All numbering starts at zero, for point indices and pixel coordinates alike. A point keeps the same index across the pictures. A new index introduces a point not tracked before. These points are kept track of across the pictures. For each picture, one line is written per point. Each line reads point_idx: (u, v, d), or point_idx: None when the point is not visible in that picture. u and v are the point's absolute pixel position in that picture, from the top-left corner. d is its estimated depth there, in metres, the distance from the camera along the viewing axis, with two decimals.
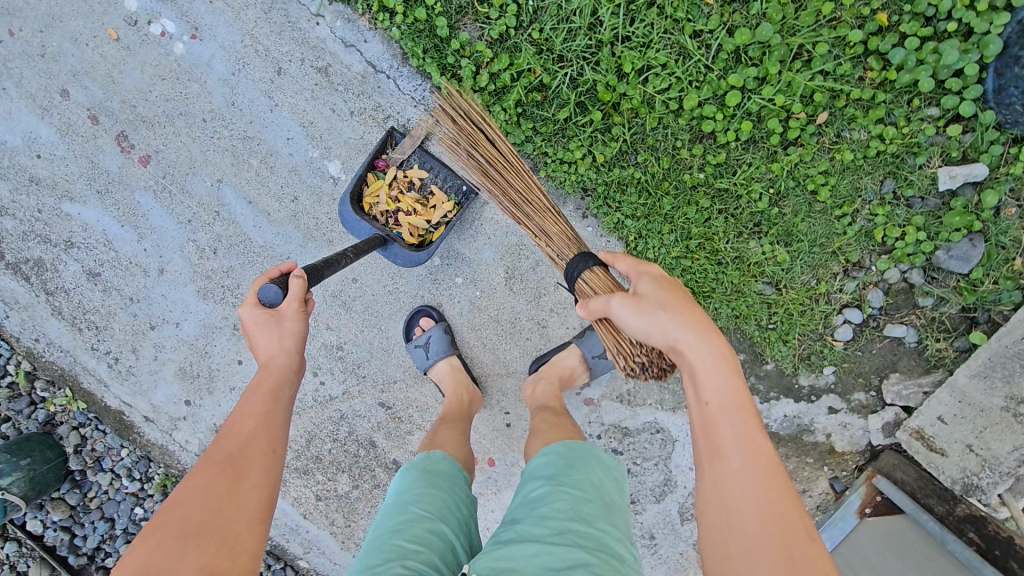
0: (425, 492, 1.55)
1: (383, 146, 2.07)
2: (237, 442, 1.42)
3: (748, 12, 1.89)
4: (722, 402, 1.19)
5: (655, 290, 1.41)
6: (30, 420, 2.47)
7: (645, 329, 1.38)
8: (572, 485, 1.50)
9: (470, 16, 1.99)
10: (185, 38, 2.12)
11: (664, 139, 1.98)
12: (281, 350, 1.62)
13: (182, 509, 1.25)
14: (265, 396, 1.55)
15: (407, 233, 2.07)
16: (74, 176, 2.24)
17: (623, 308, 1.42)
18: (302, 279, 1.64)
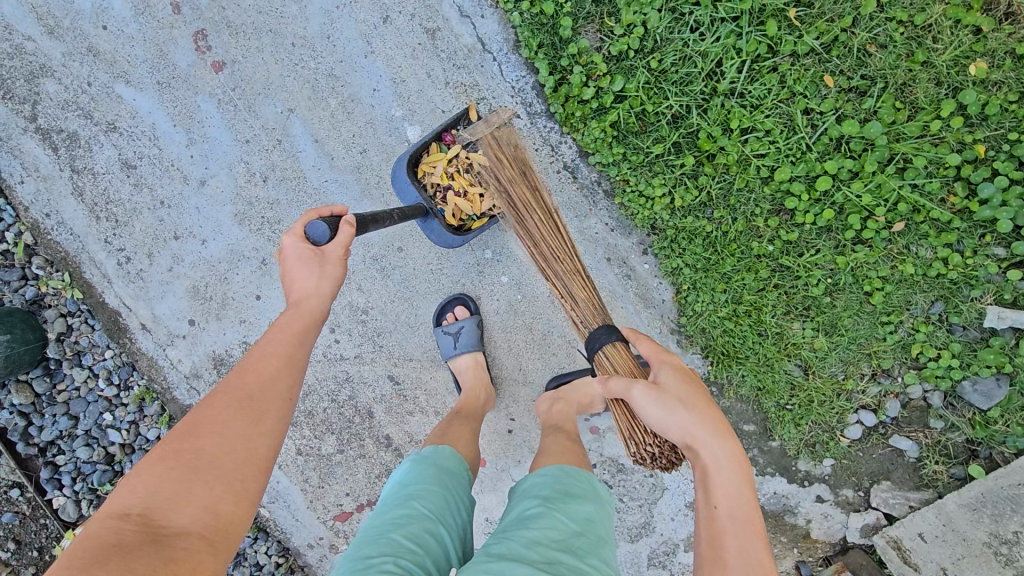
0: (431, 490, 1.48)
1: (456, 121, 1.97)
2: (259, 379, 1.22)
3: (861, 106, 1.90)
4: (732, 483, 1.28)
5: (678, 386, 1.41)
6: (17, 294, 2.33)
7: (664, 422, 1.37)
8: (567, 513, 1.41)
9: (595, 25, 1.93)
10: None
11: (745, 203, 1.98)
12: (317, 293, 1.38)
13: (192, 442, 1.11)
14: (293, 336, 1.33)
15: (449, 213, 1.97)
16: (137, 60, 2.09)
17: (646, 401, 1.39)
18: (353, 227, 1.45)
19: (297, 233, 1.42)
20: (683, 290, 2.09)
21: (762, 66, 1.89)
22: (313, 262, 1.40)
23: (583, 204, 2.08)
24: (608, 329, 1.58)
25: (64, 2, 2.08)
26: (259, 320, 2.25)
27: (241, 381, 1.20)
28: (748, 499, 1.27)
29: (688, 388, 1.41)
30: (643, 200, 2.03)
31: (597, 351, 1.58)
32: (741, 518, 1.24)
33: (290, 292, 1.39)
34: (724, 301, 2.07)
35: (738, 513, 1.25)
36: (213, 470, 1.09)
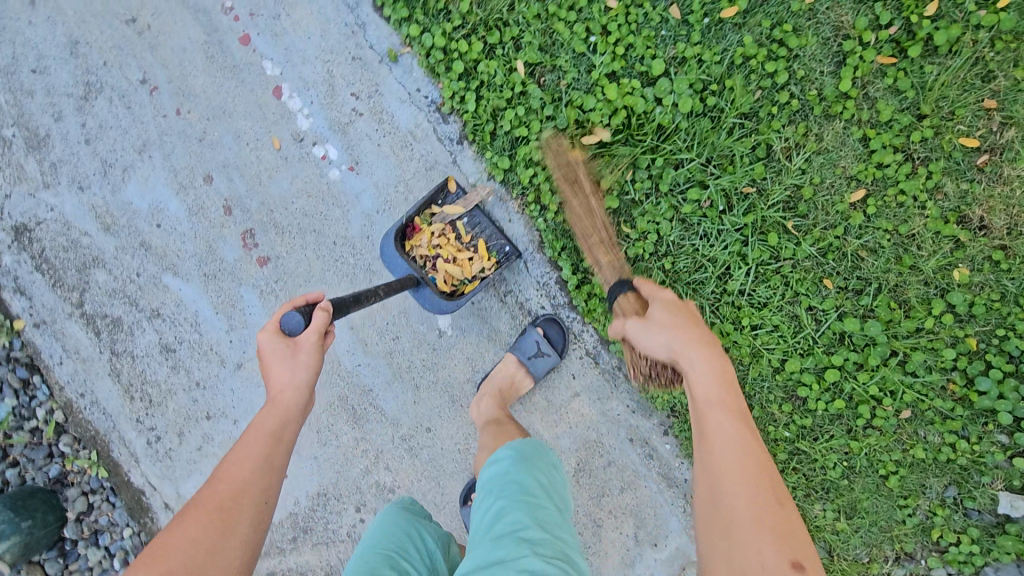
0: (398, 538, 1.52)
1: (436, 195, 2.12)
2: (229, 488, 1.21)
3: (859, 303, 2.07)
4: (726, 428, 1.16)
5: (664, 312, 1.45)
6: (40, 472, 2.32)
7: (653, 343, 1.42)
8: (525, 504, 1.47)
9: (612, 231, 2.12)
10: (343, 167, 2.20)
11: (759, 390, 2.08)
12: (292, 385, 1.38)
13: (163, 564, 1.08)
14: (269, 436, 1.32)
15: (441, 280, 2.11)
16: (186, 254, 2.24)
17: (637, 329, 1.48)
18: (327, 312, 1.44)
19: (273, 328, 1.42)
20: None
21: (767, 269, 2.07)
22: (289, 355, 1.41)
23: (604, 387, 2.18)
24: (620, 282, 1.82)
25: (122, 203, 2.26)
26: (285, 498, 2.26)
27: (212, 493, 1.19)
28: (741, 425, 1.17)
29: (672, 312, 1.45)
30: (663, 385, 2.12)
31: (616, 301, 1.80)
32: (724, 426, 1.17)
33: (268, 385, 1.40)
34: None
35: (723, 413, 1.20)
36: None
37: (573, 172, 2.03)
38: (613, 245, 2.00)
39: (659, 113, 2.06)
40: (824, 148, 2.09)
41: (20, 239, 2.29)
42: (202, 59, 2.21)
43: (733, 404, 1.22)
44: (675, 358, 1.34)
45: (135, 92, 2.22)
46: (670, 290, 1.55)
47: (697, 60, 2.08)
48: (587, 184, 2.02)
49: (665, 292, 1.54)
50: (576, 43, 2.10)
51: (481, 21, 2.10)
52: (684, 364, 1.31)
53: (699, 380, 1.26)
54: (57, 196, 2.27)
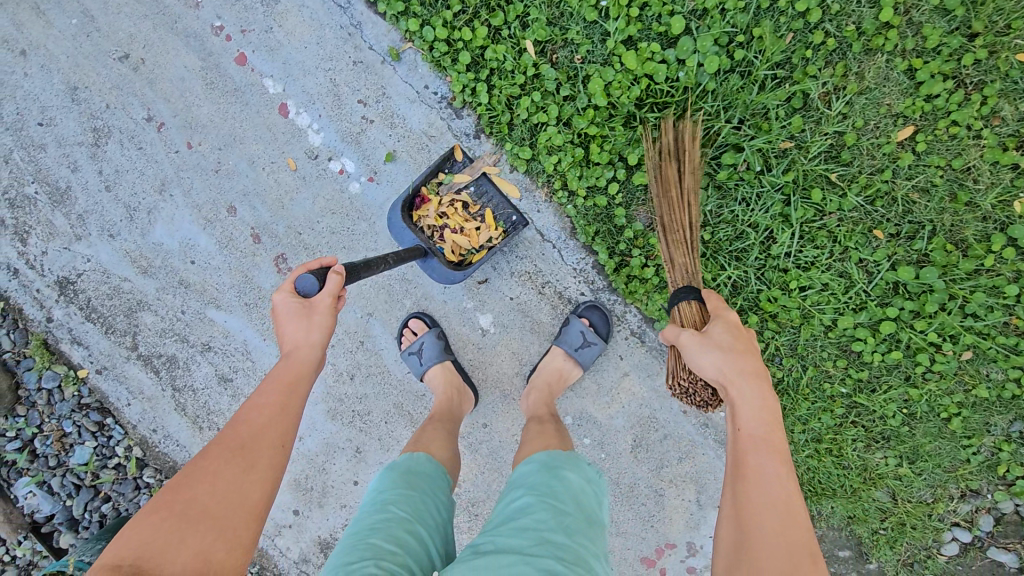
0: (405, 493, 1.63)
1: (443, 164, 2.06)
2: (252, 428, 1.26)
3: (914, 249, 1.97)
4: (767, 456, 1.25)
5: (723, 334, 1.49)
6: (132, 503, 2.48)
7: (702, 362, 1.47)
8: (553, 497, 1.55)
9: (645, 206, 2.05)
10: (362, 178, 2.15)
11: (812, 350, 2.03)
12: (306, 343, 1.41)
13: (184, 492, 1.14)
14: (284, 386, 1.37)
15: (448, 250, 2.05)
16: (224, 286, 2.27)
17: (689, 340, 1.52)
18: (340, 275, 1.45)
19: (288, 289, 1.44)
20: None
21: (812, 228, 1.98)
22: (301, 314, 1.43)
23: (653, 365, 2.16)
24: (687, 288, 1.75)
25: (153, 245, 2.28)
26: (358, 503, 2.35)
27: (235, 433, 1.25)
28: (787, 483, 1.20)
29: (732, 337, 1.49)
30: None
31: (676, 305, 1.76)
32: (764, 443, 1.27)
33: (283, 342, 1.43)
34: (805, 441, 2.09)
35: (768, 438, 1.29)
36: (206, 519, 1.12)
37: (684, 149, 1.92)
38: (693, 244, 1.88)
39: (682, 76, 1.94)
40: (866, 87, 1.94)
41: (65, 292, 2.35)
42: (202, 87, 2.16)
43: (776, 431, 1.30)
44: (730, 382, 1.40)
45: (144, 131, 2.20)
46: (733, 311, 1.59)
47: (719, 9, 1.92)
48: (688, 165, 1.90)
49: (727, 313, 1.57)
50: (586, 11, 1.96)
51: (483, 4, 1.98)
52: (738, 388, 1.38)
53: (751, 403, 1.34)
54: (91, 246, 2.30)
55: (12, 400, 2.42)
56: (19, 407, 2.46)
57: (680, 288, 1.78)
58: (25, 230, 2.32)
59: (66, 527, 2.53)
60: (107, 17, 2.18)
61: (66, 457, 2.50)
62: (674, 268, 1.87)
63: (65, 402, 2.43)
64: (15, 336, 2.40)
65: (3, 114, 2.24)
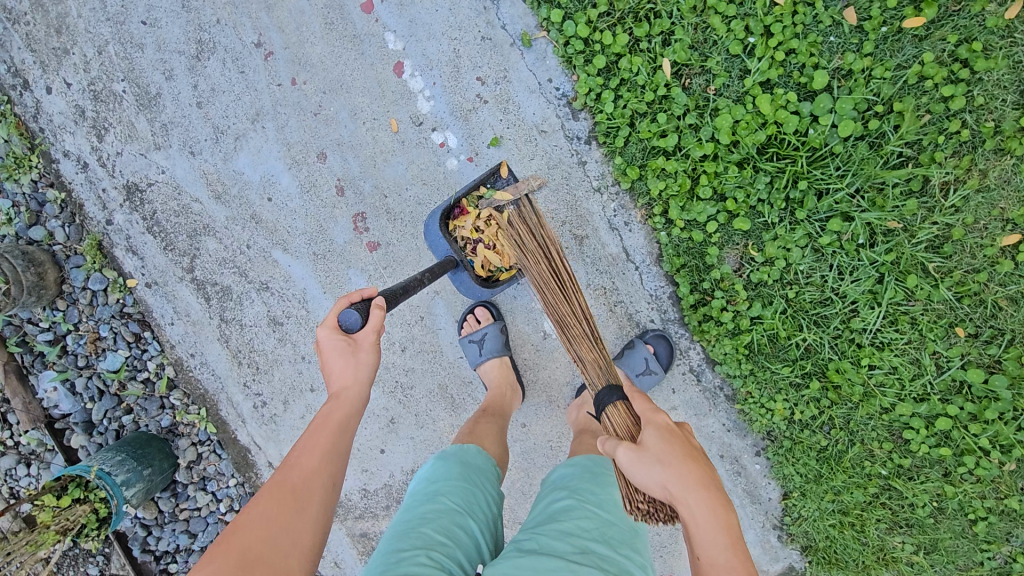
0: (455, 485, 1.61)
1: (487, 177, 1.95)
2: (302, 472, 1.23)
3: (987, 353, 1.98)
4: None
5: (659, 444, 1.37)
6: (153, 420, 2.47)
7: (647, 480, 1.35)
8: (596, 505, 1.53)
9: (738, 251, 2.03)
10: (462, 156, 2.10)
11: (862, 428, 2.06)
12: (355, 380, 1.40)
13: (238, 541, 1.10)
14: (335, 427, 1.35)
15: (479, 264, 1.96)
16: (296, 231, 2.23)
17: (627, 458, 1.39)
18: (382, 310, 1.47)
19: (331, 323, 1.42)
20: (791, 495, 2.17)
21: (897, 311, 1.98)
22: (348, 352, 1.42)
23: (703, 405, 2.16)
24: (609, 389, 1.60)
25: (233, 172, 2.22)
26: (380, 471, 2.36)
27: (284, 477, 1.22)
28: None
29: (668, 444, 1.37)
30: (765, 410, 2.10)
31: (603, 410, 1.60)
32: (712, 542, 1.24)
33: (331, 381, 1.41)
34: (831, 509, 2.14)
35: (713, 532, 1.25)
36: (262, 568, 1.07)
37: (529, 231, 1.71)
38: (596, 338, 1.72)
39: (812, 133, 1.90)
40: (986, 185, 1.92)
41: (131, 198, 2.29)
42: (321, 25, 2.08)
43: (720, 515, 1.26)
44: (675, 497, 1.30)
45: (249, 55, 2.12)
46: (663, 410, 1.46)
47: (865, 74, 1.88)
48: (520, 231, 1.70)
49: (657, 415, 1.45)
50: (731, 43, 1.91)
51: (631, 11, 1.92)
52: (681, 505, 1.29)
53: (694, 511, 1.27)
54: (168, 158, 2.24)
55: (55, 293, 2.37)
56: (60, 300, 2.42)
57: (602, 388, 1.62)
58: (103, 126, 2.24)
59: (81, 428, 2.51)
60: None
61: (96, 360, 2.47)
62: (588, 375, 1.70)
63: (107, 307, 2.39)
64: (70, 230, 2.35)
65: (107, 3, 2.16)
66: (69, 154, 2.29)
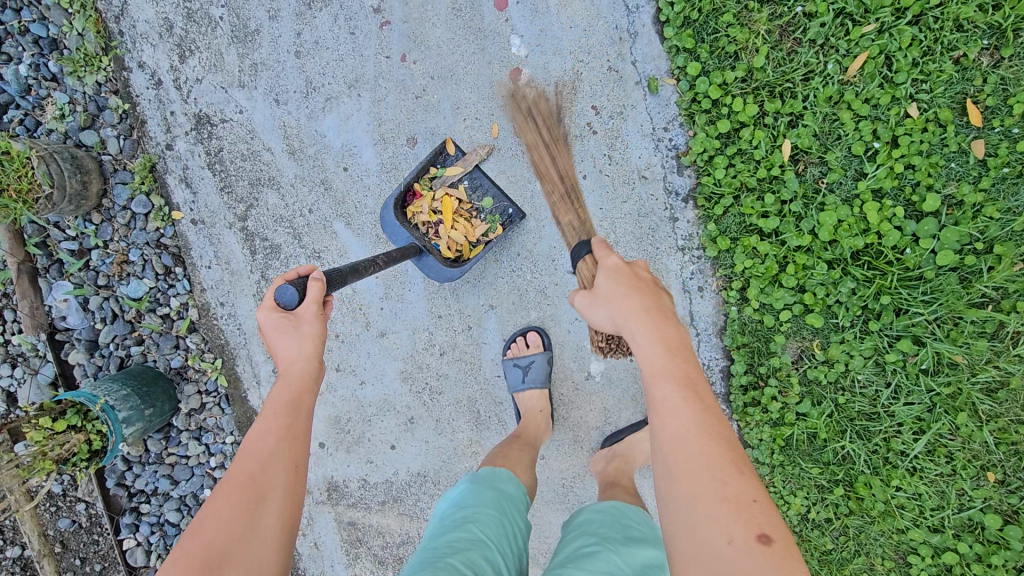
0: (482, 515, 1.51)
1: (435, 157, 1.99)
2: (255, 463, 1.14)
3: (1008, 502, 2.01)
4: (655, 364, 1.17)
5: (608, 284, 1.39)
6: (162, 358, 2.35)
7: (600, 319, 1.39)
8: (622, 554, 1.38)
9: (802, 344, 2.02)
10: (555, 181, 2.04)
11: (871, 542, 2.08)
12: (303, 353, 1.31)
13: (198, 545, 1.02)
14: (286, 406, 1.24)
15: (444, 246, 2.00)
16: (364, 209, 2.13)
17: (585, 304, 1.44)
18: (322, 282, 1.36)
19: (269, 303, 1.33)
20: None
21: (937, 442, 2.01)
22: (292, 325, 1.32)
23: None
24: (582, 246, 1.83)
25: (315, 132, 2.11)
26: (385, 466, 2.31)
27: (236, 471, 1.12)
28: (677, 381, 1.12)
29: (619, 284, 1.36)
30: (783, 502, 2.10)
31: (575, 263, 1.86)
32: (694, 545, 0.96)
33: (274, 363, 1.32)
34: None
35: (708, 520, 0.97)
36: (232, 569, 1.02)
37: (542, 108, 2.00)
38: (576, 202, 2.03)
39: (909, 253, 1.90)
40: None
41: (199, 129, 2.16)
42: (447, 10, 1.99)
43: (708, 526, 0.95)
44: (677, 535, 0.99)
45: (365, 20, 2.02)
46: (614, 252, 1.45)
47: (975, 208, 1.88)
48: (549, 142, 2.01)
49: (609, 256, 1.44)
50: (855, 142, 1.88)
51: (767, 84, 1.88)
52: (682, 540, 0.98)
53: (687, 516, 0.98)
54: (250, 100, 2.12)
55: (94, 205, 2.24)
56: (96, 213, 2.28)
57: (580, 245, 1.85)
58: (191, 47, 2.12)
59: (83, 347, 2.38)
60: None
61: (118, 282, 2.34)
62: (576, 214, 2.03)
63: (143, 233, 2.26)
64: (125, 144, 2.21)
65: None
66: (145, 67, 2.15)
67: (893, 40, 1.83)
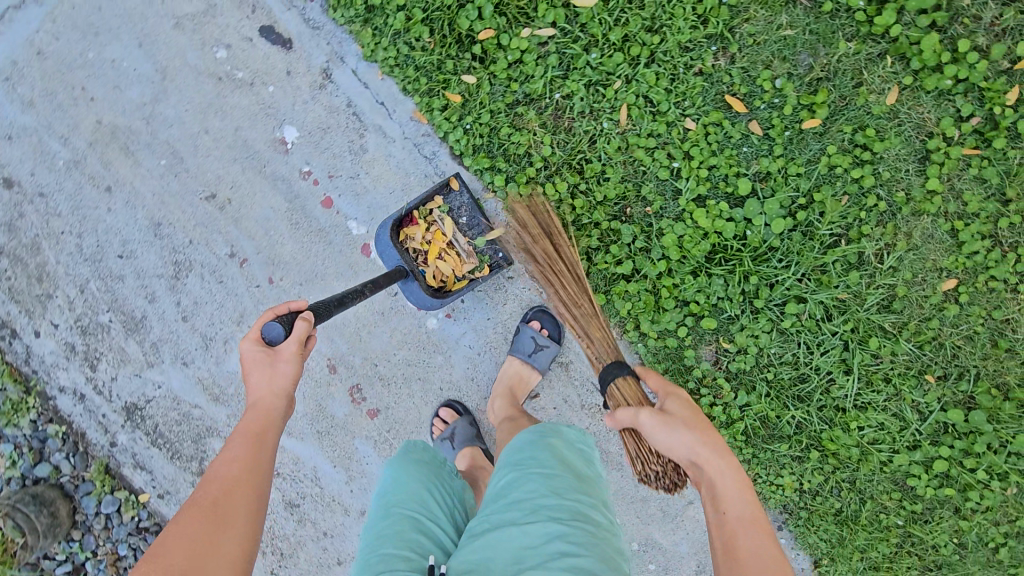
0: (413, 491, 1.52)
1: (439, 190, 2.14)
2: (222, 486, 1.25)
3: (959, 391, 2.12)
4: (736, 499, 1.38)
5: (679, 410, 1.60)
6: None
7: (669, 440, 1.54)
8: (535, 467, 1.40)
9: (712, 345, 2.16)
10: (439, 314, 2.26)
11: (868, 484, 2.16)
12: (272, 392, 1.42)
13: (157, 560, 1.10)
14: (252, 439, 1.36)
15: (430, 274, 2.16)
16: (297, 414, 2.32)
17: (652, 421, 1.59)
18: (308, 319, 1.45)
19: (253, 338, 1.43)
20: (821, 561, 2.23)
21: (869, 371, 2.14)
22: (265, 363, 1.43)
23: None
24: (617, 365, 1.89)
25: (227, 373, 2.31)
26: None
27: (205, 492, 1.23)
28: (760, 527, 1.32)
29: (689, 411, 1.60)
30: (775, 486, 2.19)
31: (612, 381, 1.87)
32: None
33: (247, 395, 1.43)
34: (862, 568, 2.20)
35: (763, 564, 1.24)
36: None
37: (540, 219, 2.07)
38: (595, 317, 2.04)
39: (750, 234, 2.12)
40: (914, 245, 2.13)
41: (132, 417, 2.35)
42: (287, 226, 2.25)
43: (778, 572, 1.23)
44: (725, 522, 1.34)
45: (225, 266, 2.27)
46: (681, 389, 1.72)
47: (782, 173, 2.13)
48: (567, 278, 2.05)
49: (678, 392, 1.70)
50: (658, 170, 2.13)
51: (564, 161, 2.15)
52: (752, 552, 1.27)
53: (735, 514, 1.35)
54: (163, 373, 2.32)
55: (69, 525, 2.38)
56: (75, 531, 2.42)
57: (608, 365, 1.91)
58: (96, 355, 2.33)
59: None
60: (195, 158, 2.24)
61: None
62: (593, 342, 2.02)
63: (122, 526, 2.39)
64: (76, 459, 2.38)
65: (82, 245, 2.29)
66: (66, 389, 2.36)
67: (642, 83, 2.12)
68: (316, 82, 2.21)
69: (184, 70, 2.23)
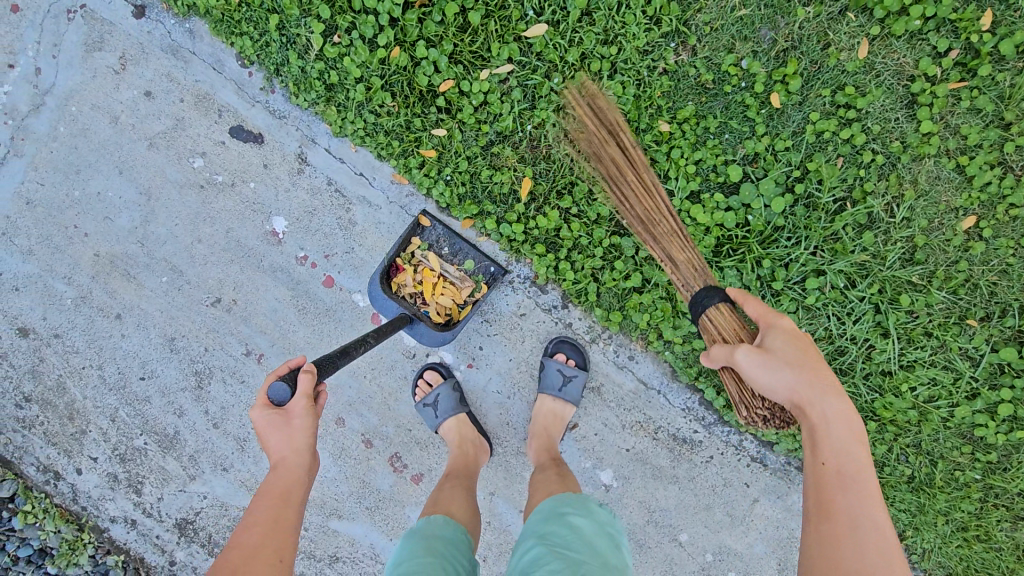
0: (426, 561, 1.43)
1: (414, 231, 2.17)
2: (244, 553, 1.27)
3: (1005, 329, 2.03)
4: (846, 437, 1.36)
5: (787, 346, 1.49)
6: None
7: (775, 382, 1.47)
8: (563, 545, 1.39)
9: None
10: (462, 365, 2.24)
11: (934, 444, 2.07)
12: (294, 450, 1.41)
13: None
14: (276, 499, 1.38)
15: (434, 312, 2.15)
16: (343, 496, 2.29)
17: (749, 360, 1.53)
18: (311, 373, 1.41)
19: (262, 402, 1.41)
20: (907, 534, 2.11)
21: (907, 329, 2.06)
22: (281, 424, 1.41)
23: (779, 486, 2.16)
24: (707, 294, 1.76)
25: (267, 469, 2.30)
26: None
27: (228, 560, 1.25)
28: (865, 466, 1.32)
29: (794, 345, 1.50)
30: None
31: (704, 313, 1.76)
32: (835, 559, 1.22)
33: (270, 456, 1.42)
34: (951, 531, 2.09)
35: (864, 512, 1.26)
36: None
37: (606, 115, 1.99)
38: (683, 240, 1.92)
39: (752, 219, 2.08)
40: (922, 190, 2.06)
41: (185, 532, 2.34)
42: (295, 313, 2.26)
43: (876, 515, 1.26)
44: (839, 513, 1.27)
45: (244, 365, 2.28)
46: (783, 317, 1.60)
47: (770, 151, 2.09)
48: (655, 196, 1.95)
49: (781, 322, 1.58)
50: None
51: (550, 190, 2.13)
52: (847, 515, 1.27)
53: (858, 520, 1.25)
54: (205, 483, 2.33)
55: None
56: None
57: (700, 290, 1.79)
58: (138, 480, 2.34)
59: None
60: (194, 268, 2.28)
61: None
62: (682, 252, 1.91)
63: None
64: None
65: (104, 375, 2.32)
66: (116, 519, 2.35)
67: (609, 95, 2.09)
68: (293, 168, 2.24)
69: (166, 187, 2.28)
